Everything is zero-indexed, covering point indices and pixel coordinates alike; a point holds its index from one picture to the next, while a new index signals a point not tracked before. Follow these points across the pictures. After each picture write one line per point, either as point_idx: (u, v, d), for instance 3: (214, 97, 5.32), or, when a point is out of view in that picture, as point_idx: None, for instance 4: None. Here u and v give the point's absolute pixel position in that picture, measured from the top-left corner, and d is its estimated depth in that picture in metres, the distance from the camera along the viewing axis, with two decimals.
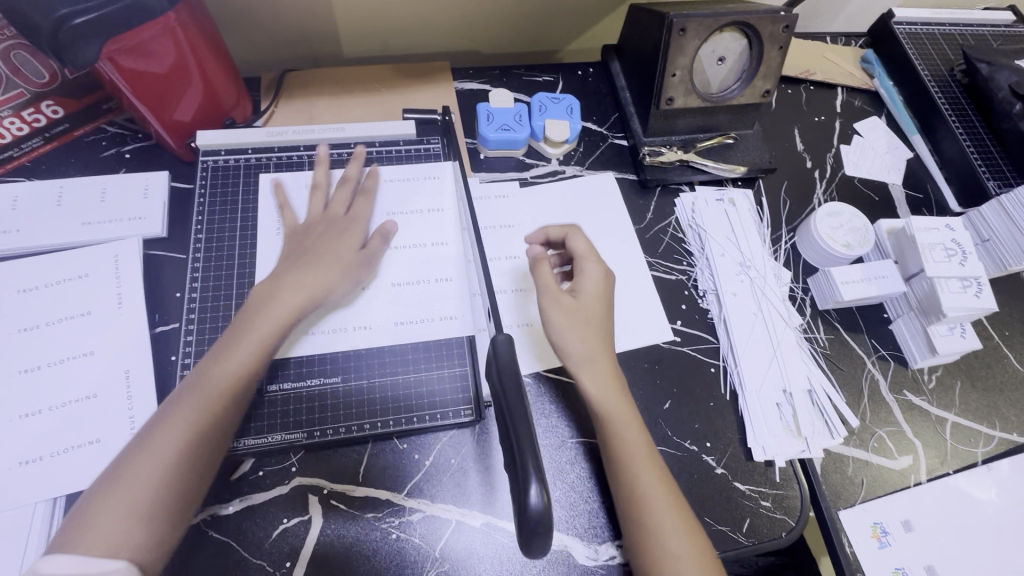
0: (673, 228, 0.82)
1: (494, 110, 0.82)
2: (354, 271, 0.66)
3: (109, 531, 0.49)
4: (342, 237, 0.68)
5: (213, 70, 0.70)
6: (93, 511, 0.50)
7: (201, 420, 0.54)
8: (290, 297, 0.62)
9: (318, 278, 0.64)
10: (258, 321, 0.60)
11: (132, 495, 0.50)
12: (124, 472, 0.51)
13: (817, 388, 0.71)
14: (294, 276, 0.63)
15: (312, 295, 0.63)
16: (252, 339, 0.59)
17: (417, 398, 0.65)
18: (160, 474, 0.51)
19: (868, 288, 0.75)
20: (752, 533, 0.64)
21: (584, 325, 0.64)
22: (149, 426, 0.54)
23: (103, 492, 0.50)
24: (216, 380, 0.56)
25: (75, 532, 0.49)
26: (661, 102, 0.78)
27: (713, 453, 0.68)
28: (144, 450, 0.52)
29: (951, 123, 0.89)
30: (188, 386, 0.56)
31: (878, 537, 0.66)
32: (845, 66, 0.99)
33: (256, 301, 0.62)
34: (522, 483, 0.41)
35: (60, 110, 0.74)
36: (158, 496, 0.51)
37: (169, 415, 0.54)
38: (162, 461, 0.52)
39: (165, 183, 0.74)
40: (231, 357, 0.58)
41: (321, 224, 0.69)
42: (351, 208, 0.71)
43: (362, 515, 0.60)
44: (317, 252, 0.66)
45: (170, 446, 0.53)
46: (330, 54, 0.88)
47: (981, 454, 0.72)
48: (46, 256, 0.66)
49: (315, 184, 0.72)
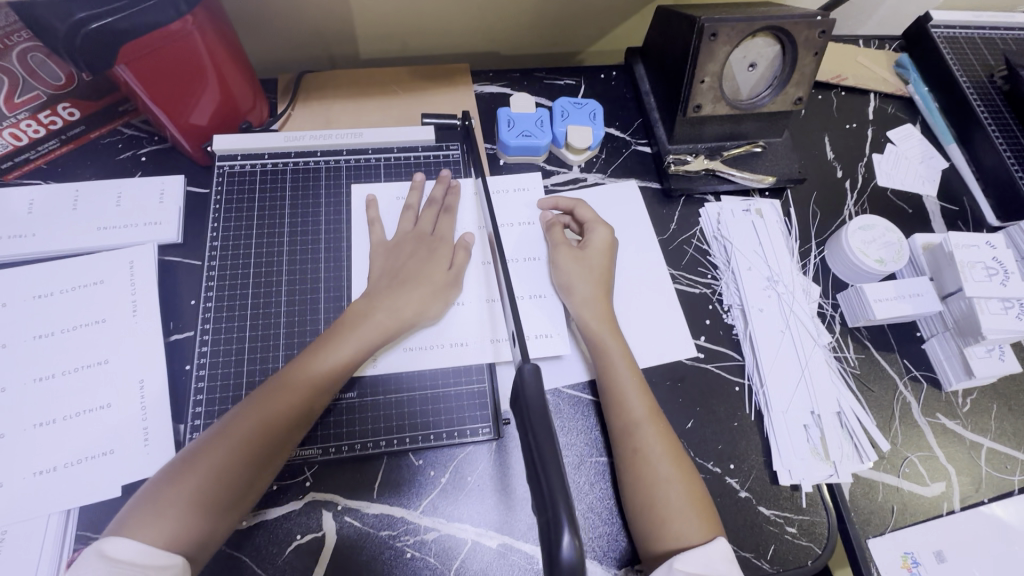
0: (698, 239, 0.79)
1: (515, 115, 0.79)
2: (444, 293, 0.66)
3: (179, 510, 0.51)
4: (431, 258, 0.68)
5: (231, 77, 0.70)
6: (172, 485, 0.52)
7: (283, 416, 0.56)
8: (387, 315, 0.63)
9: (413, 302, 0.64)
10: (352, 328, 0.62)
11: (208, 477, 0.52)
12: (206, 452, 0.54)
13: (847, 410, 0.69)
14: (393, 293, 0.64)
15: (398, 315, 0.63)
16: (350, 346, 0.61)
17: (434, 415, 0.64)
18: (237, 461, 0.53)
19: (902, 306, 0.72)
20: (777, 561, 0.62)
21: (586, 278, 0.70)
22: (231, 416, 0.56)
23: (186, 465, 0.53)
24: (306, 378, 0.58)
25: (146, 506, 0.51)
26: (688, 109, 0.75)
27: (737, 476, 0.66)
28: (229, 433, 0.55)
29: (991, 132, 0.85)
30: (281, 377, 0.58)
31: (908, 567, 0.63)
32: (879, 71, 0.95)
33: (354, 309, 0.64)
34: (552, 527, 0.35)
35: (76, 112, 0.72)
36: (228, 483, 0.53)
37: (257, 402, 0.57)
38: (240, 447, 0.54)
39: (181, 188, 0.73)
40: (325, 359, 0.59)
41: (411, 240, 0.69)
42: (437, 227, 0.71)
43: (376, 533, 0.59)
44: (409, 272, 0.66)
45: (252, 436, 0.55)
46: (347, 55, 0.86)
47: (1017, 482, 0.69)
48: (62, 261, 0.65)
49: (408, 205, 0.72)
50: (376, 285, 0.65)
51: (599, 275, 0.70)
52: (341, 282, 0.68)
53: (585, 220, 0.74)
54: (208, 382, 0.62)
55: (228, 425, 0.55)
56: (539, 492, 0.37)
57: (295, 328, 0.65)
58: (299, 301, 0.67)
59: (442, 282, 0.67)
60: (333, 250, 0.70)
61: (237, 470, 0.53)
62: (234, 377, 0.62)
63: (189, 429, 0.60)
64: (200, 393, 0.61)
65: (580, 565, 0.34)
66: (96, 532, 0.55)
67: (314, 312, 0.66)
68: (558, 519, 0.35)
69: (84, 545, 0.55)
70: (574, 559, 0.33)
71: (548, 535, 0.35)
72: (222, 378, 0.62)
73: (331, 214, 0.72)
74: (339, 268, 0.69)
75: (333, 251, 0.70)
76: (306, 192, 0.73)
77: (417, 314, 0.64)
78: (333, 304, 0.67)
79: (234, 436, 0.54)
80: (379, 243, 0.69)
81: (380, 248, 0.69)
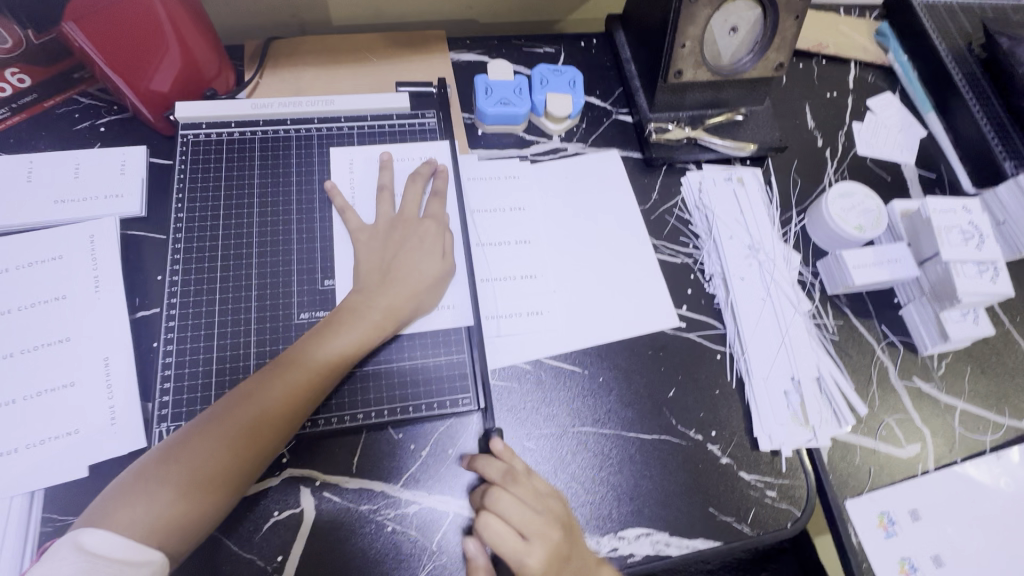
0: (679, 208, 0.79)
1: (492, 82, 0.77)
2: (437, 283, 0.64)
3: (164, 496, 0.50)
4: (424, 245, 0.65)
5: (193, 40, 0.66)
6: (157, 471, 0.51)
7: (281, 400, 0.55)
8: (379, 313, 0.60)
9: (407, 295, 0.62)
10: (351, 318, 0.60)
11: (200, 463, 0.52)
12: (202, 434, 0.53)
13: (826, 376, 0.69)
14: (384, 287, 0.62)
15: (398, 309, 0.61)
16: (349, 338, 0.59)
17: (412, 387, 0.63)
18: (233, 446, 0.53)
19: (880, 272, 0.73)
20: (757, 524, 0.63)
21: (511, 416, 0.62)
22: (202, 424, 0.54)
23: (180, 446, 0.53)
24: (302, 365, 0.57)
25: (118, 503, 0.49)
26: (669, 75, 0.74)
27: (719, 442, 0.66)
28: (206, 434, 0.53)
29: (969, 99, 0.85)
30: (274, 365, 0.57)
31: (884, 526, 0.64)
32: (860, 39, 0.95)
33: (352, 301, 0.61)
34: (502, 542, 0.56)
35: (27, 78, 0.68)
36: (216, 469, 0.52)
37: (234, 404, 0.55)
38: (213, 460, 0.52)
39: (143, 159, 0.69)
40: (316, 352, 0.57)
41: (399, 226, 0.66)
42: (425, 209, 0.68)
43: (356, 508, 0.58)
44: (400, 264, 0.63)
45: (230, 437, 0.53)
46: (317, 22, 0.83)
47: (989, 442, 0.70)
48: (17, 236, 0.62)
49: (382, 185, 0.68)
50: (365, 279, 0.62)
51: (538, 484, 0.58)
52: (313, 253, 0.66)
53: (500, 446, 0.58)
54: (177, 358, 0.60)
55: (223, 406, 0.55)
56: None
57: (267, 302, 0.63)
58: (270, 274, 0.65)
59: (434, 279, 0.64)
60: (305, 222, 0.68)
61: (231, 456, 0.52)
62: (204, 353, 0.60)
63: (157, 407, 0.58)
64: (168, 370, 0.59)
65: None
66: (63, 514, 0.53)
67: (286, 284, 0.64)
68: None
69: (51, 527, 0.53)
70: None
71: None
72: (191, 352, 0.60)
73: (303, 184, 0.69)
74: (311, 238, 0.67)
75: (306, 222, 0.68)
76: (276, 163, 0.70)
77: (412, 307, 0.62)
78: (305, 276, 0.65)
79: (228, 419, 0.54)
80: (360, 230, 0.66)
81: (362, 234, 0.65)
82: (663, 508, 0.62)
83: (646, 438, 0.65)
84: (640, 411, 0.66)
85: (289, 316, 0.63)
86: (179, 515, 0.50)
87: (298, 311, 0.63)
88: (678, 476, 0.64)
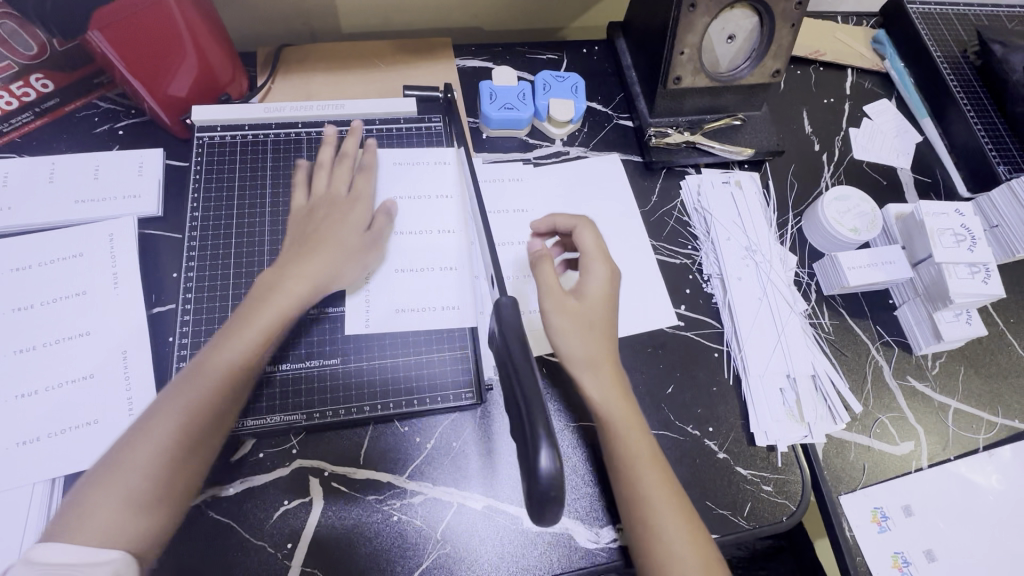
0: (678, 210, 0.81)
1: (497, 88, 0.80)
2: (363, 255, 0.65)
3: (107, 504, 0.50)
4: (348, 221, 0.66)
5: (208, 45, 0.69)
6: (98, 480, 0.51)
7: (212, 386, 0.55)
8: (284, 298, 0.60)
9: (323, 266, 0.62)
10: (260, 304, 0.59)
11: (135, 467, 0.51)
12: (133, 439, 0.52)
13: (821, 374, 0.71)
14: (299, 263, 0.62)
15: (316, 282, 0.62)
16: (263, 318, 0.59)
17: (416, 381, 0.65)
18: (167, 444, 0.52)
19: (875, 273, 0.74)
20: (753, 518, 0.64)
21: (571, 318, 0.61)
22: (133, 430, 0.53)
23: (115, 455, 0.52)
24: (225, 350, 0.57)
25: (69, 514, 0.50)
26: (668, 81, 0.76)
27: (715, 438, 0.68)
28: (139, 438, 0.52)
29: (964, 105, 0.87)
30: (200, 357, 0.57)
31: (878, 521, 0.66)
32: (857, 46, 0.97)
33: (264, 282, 0.61)
34: (532, 445, 0.39)
35: (50, 83, 0.71)
36: (158, 470, 0.52)
37: (166, 405, 0.54)
38: (154, 463, 0.52)
39: (160, 161, 0.72)
40: (228, 343, 0.57)
41: (325, 205, 0.67)
42: (352, 187, 0.69)
43: (363, 497, 0.60)
44: (323, 234, 0.64)
45: (166, 436, 0.52)
46: (327, 29, 0.85)
47: (982, 440, 0.72)
48: (39, 235, 0.65)
49: (378, 183, 0.72)
50: (285, 253, 0.63)
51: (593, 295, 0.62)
52: None
53: (584, 248, 0.64)
54: (192, 352, 0.62)
55: (158, 408, 0.54)
56: (520, 416, 0.41)
57: None
58: None
59: (358, 249, 0.65)
60: None
61: (165, 455, 0.52)
62: None
63: None
64: (183, 364, 0.61)
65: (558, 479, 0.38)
66: None
67: None
68: (538, 439, 0.38)
69: None
70: (553, 474, 0.38)
71: (527, 456, 0.39)
72: (206, 346, 0.62)
73: (313, 186, 0.72)
74: None
75: None
76: (287, 165, 0.72)
77: (329, 276, 0.62)
78: None
79: (158, 420, 0.53)
80: (296, 209, 0.67)
81: (297, 214, 0.67)
82: None
83: None
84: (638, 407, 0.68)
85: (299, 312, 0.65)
86: (128, 517, 0.50)
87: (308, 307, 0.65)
88: (675, 470, 0.65)
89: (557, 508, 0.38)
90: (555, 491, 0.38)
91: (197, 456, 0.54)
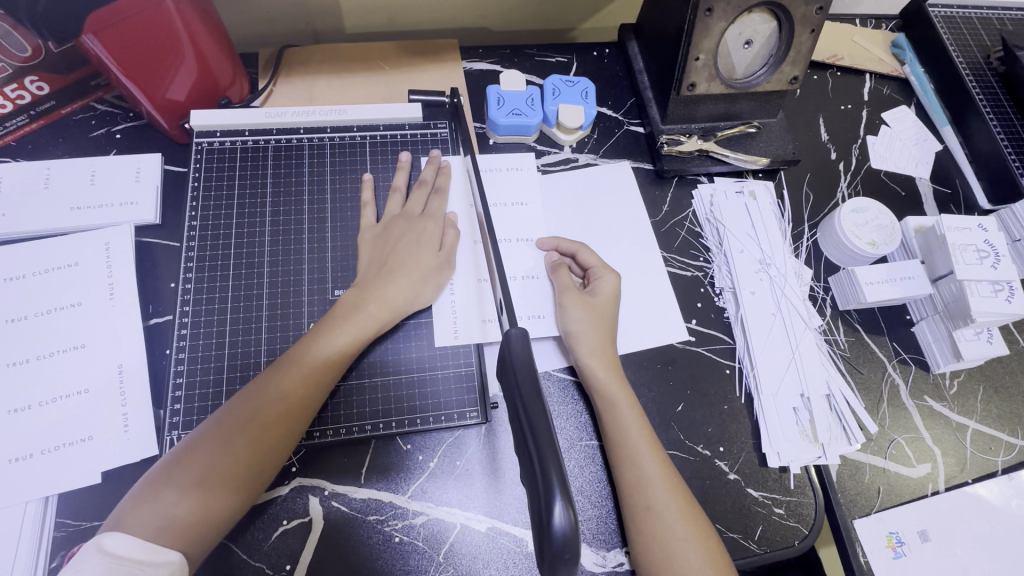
0: (690, 221, 0.78)
1: (505, 92, 0.77)
2: (436, 275, 0.66)
3: (174, 498, 0.50)
4: (422, 243, 0.67)
5: (208, 50, 0.67)
6: (171, 474, 0.52)
7: (289, 397, 0.56)
8: (375, 311, 0.61)
9: (403, 289, 0.63)
10: (346, 317, 0.61)
11: (205, 463, 0.52)
12: (210, 435, 0.54)
13: (836, 394, 0.69)
14: (386, 281, 0.63)
15: (397, 303, 0.63)
16: (350, 331, 0.60)
17: (419, 397, 0.63)
18: (239, 443, 0.53)
19: (893, 289, 0.72)
20: (764, 542, 0.63)
21: (592, 327, 0.65)
22: (208, 428, 0.54)
23: (190, 450, 0.53)
24: (306, 363, 0.57)
25: (136, 505, 0.50)
26: (682, 87, 0.74)
27: (727, 459, 0.66)
28: (213, 437, 0.54)
29: (986, 114, 0.84)
30: (286, 358, 0.58)
31: (893, 547, 0.64)
32: (875, 50, 0.94)
33: (351, 298, 0.62)
34: (545, 497, 0.35)
35: (45, 86, 0.69)
36: (228, 470, 0.52)
37: (242, 408, 0.55)
38: (225, 465, 0.53)
39: (158, 166, 0.70)
40: (309, 356, 0.58)
41: (400, 222, 0.67)
42: (428, 208, 0.69)
43: (364, 518, 0.58)
44: (399, 256, 0.65)
45: (242, 438, 0.54)
46: (331, 29, 0.83)
47: (1001, 463, 0.69)
48: (33, 243, 0.63)
49: (394, 187, 0.70)
50: (364, 274, 0.64)
51: (602, 297, 0.67)
52: (324, 264, 0.66)
53: (591, 265, 0.70)
54: (189, 365, 0.60)
55: (232, 409, 0.55)
56: (531, 462, 0.37)
57: (278, 311, 0.64)
58: (281, 284, 0.65)
59: (436, 274, 0.66)
60: (316, 232, 0.68)
61: (236, 453, 0.53)
62: (216, 361, 0.61)
63: (169, 415, 0.58)
64: (180, 378, 0.60)
65: (574, 536, 0.34)
66: (77, 519, 0.54)
67: (297, 294, 0.65)
68: (550, 490, 0.35)
69: (64, 532, 0.54)
70: (568, 530, 0.34)
71: (541, 507, 0.35)
72: (203, 360, 0.61)
73: (314, 194, 0.70)
74: (322, 249, 0.67)
75: (317, 232, 0.68)
76: (288, 172, 0.70)
77: (409, 299, 0.64)
78: (316, 286, 0.65)
79: (237, 418, 0.55)
80: (367, 226, 0.68)
81: (368, 231, 0.67)
82: None
83: None
84: None
85: (299, 326, 0.63)
86: (192, 515, 0.50)
87: (308, 321, 0.64)
88: None
89: (572, 566, 0.35)
90: (570, 549, 0.34)
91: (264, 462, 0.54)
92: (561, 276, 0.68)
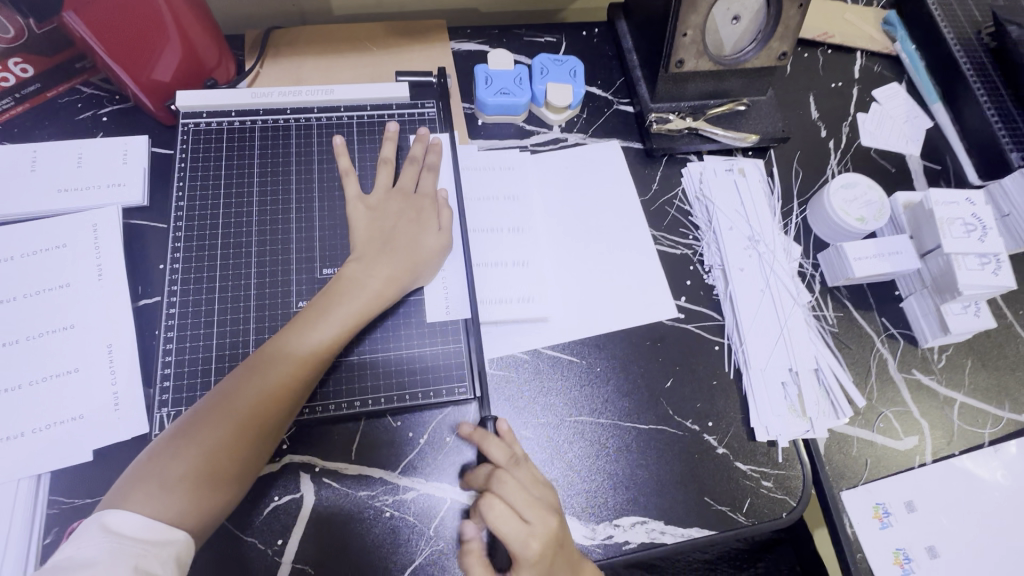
0: (679, 199, 0.78)
1: (493, 72, 0.77)
2: (432, 254, 0.66)
3: (178, 470, 0.51)
4: (411, 220, 0.67)
5: (193, 29, 0.66)
6: (174, 447, 0.52)
7: (288, 371, 0.56)
8: (375, 286, 0.62)
9: (397, 265, 0.63)
10: (346, 290, 0.61)
11: (207, 438, 0.52)
12: (207, 414, 0.54)
13: (824, 367, 0.69)
14: (378, 257, 0.63)
15: (394, 276, 0.63)
16: (349, 307, 0.60)
17: (410, 375, 0.63)
18: (243, 418, 0.54)
19: (881, 265, 0.72)
20: (752, 513, 0.63)
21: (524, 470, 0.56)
22: (210, 401, 0.55)
23: (192, 425, 0.53)
24: (310, 333, 0.58)
25: (140, 477, 0.51)
26: (670, 64, 0.73)
27: (715, 433, 0.66)
28: (215, 410, 0.54)
29: (976, 89, 0.84)
30: (287, 333, 0.58)
31: (879, 517, 0.65)
32: (867, 28, 0.93)
33: (351, 272, 0.62)
34: None
35: (29, 69, 0.68)
36: (231, 443, 0.53)
37: (243, 382, 0.55)
38: (228, 437, 0.53)
39: (145, 148, 0.70)
40: (314, 326, 0.58)
41: (389, 201, 0.68)
42: (417, 184, 0.70)
43: (355, 493, 0.59)
44: (389, 234, 0.65)
45: (242, 411, 0.54)
46: (318, 12, 0.83)
47: (987, 435, 0.70)
48: (21, 225, 0.63)
49: (383, 164, 0.70)
50: (358, 251, 0.64)
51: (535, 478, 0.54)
52: (313, 242, 0.67)
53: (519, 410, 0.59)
54: (178, 344, 0.60)
55: (234, 383, 0.56)
56: None
57: (267, 289, 0.64)
58: (269, 263, 0.65)
59: (427, 249, 0.66)
60: (304, 212, 0.68)
61: (240, 429, 0.53)
62: (205, 340, 0.61)
63: (159, 393, 0.58)
64: (169, 357, 0.60)
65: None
66: (69, 497, 0.55)
67: (286, 273, 0.65)
68: None
69: (57, 509, 0.54)
70: None
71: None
72: (192, 340, 0.61)
73: (302, 174, 0.70)
74: (310, 228, 0.67)
75: (305, 212, 0.68)
76: (276, 152, 0.70)
77: (404, 277, 0.64)
78: (305, 266, 0.65)
79: (238, 394, 0.55)
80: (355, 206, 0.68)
81: (357, 202, 0.67)
82: (657, 498, 0.62)
83: (643, 428, 0.65)
84: (637, 401, 0.67)
85: (288, 305, 0.63)
86: (194, 487, 0.51)
87: (297, 299, 0.64)
88: (673, 466, 0.64)
89: None
90: None
91: (266, 436, 0.55)
92: (472, 482, 0.58)
